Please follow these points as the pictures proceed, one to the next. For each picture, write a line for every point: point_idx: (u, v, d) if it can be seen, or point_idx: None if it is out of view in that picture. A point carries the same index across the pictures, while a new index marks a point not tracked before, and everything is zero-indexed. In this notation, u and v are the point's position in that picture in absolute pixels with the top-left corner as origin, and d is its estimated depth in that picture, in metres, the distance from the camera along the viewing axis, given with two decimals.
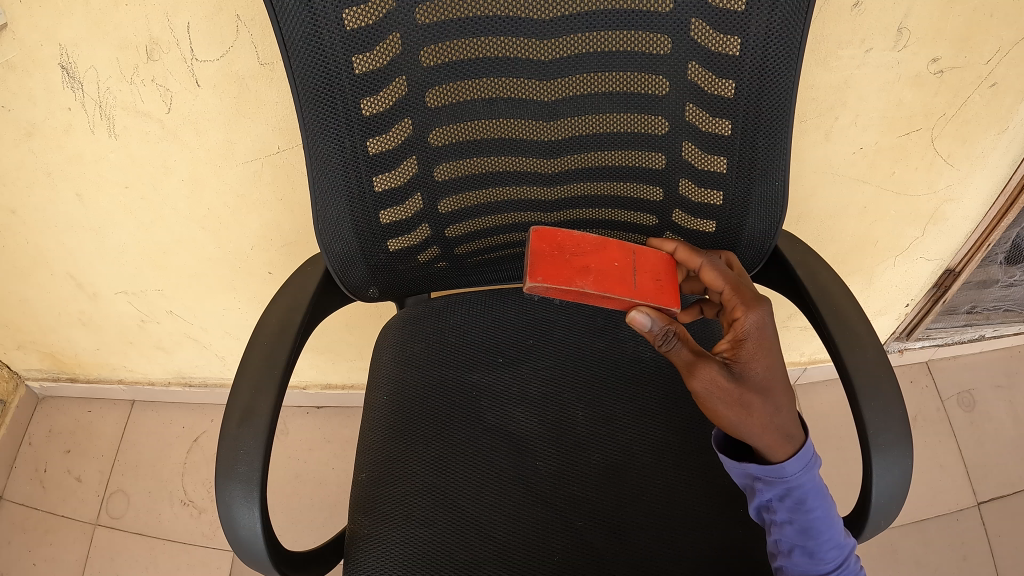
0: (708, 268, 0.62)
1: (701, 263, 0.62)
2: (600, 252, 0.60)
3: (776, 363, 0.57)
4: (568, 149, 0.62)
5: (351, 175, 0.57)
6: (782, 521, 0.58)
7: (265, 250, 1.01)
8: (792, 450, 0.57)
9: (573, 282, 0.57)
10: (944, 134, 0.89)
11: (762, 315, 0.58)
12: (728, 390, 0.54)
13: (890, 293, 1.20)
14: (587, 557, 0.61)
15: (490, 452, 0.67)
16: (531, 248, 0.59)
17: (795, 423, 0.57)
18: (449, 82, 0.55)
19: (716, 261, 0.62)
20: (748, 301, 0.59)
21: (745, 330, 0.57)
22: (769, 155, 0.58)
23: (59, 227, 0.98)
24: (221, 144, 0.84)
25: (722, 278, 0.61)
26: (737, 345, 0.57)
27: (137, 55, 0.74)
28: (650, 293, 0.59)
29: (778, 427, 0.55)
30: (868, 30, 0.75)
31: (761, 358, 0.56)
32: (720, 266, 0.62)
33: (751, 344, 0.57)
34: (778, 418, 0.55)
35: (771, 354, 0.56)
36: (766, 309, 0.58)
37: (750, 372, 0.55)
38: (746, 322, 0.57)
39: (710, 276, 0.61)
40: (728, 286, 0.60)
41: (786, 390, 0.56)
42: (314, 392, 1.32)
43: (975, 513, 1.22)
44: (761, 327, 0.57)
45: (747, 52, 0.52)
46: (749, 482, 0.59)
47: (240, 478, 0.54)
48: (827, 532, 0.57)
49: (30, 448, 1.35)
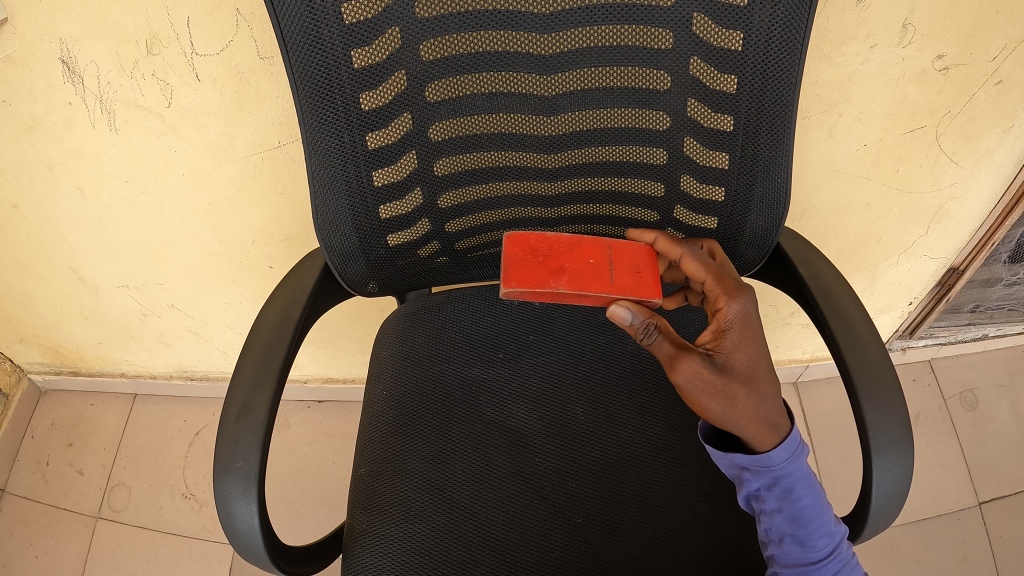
0: (688, 258, 0.61)
1: (681, 253, 0.62)
2: (575, 251, 0.60)
3: (759, 352, 0.56)
4: (568, 144, 0.61)
5: (351, 170, 0.57)
6: (771, 510, 0.58)
7: (266, 244, 1.01)
8: (778, 439, 0.56)
9: (548, 284, 0.58)
10: (949, 132, 0.88)
11: (745, 305, 0.57)
12: (712, 382, 0.54)
13: (893, 291, 1.20)
14: (585, 554, 0.61)
15: (489, 447, 0.66)
16: (505, 254, 0.60)
17: (780, 412, 0.56)
18: (449, 76, 0.55)
19: (696, 251, 0.62)
20: (731, 290, 0.58)
21: (727, 321, 0.57)
22: (771, 151, 0.57)
23: (60, 221, 0.98)
24: (220, 138, 0.83)
25: (705, 267, 0.61)
26: (720, 336, 0.57)
27: (137, 49, 0.74)
28: (629, 286, 0.59)
29: (763, 416, 0.55)
30: (872, 26, 0.75)
31: (744, 348, 0.56)
32: (700, 256, 0.61)
33: (733, 334, 0.56)
34: (763, 409, 0.55)
35: (755, 344, 0.56)
36: (748, 298, 0.58)
37: (732, 362, 0.55)
38: (729, 312, 0.57)
39: (691, 267, 0.61)
40: (711, 276, 0.60)
41: (770, 379, 0.56)
42: (315, 385, 1.33)
43: (976, 513, 1.21)
44: (745, 316, 0.57)
45: (750, 46, 0.51)
46: (737, 472, 0.59)
47: (239, 473, 0.54)
48: (817, 520, 0.58)
49: (32, 442, 1.35)
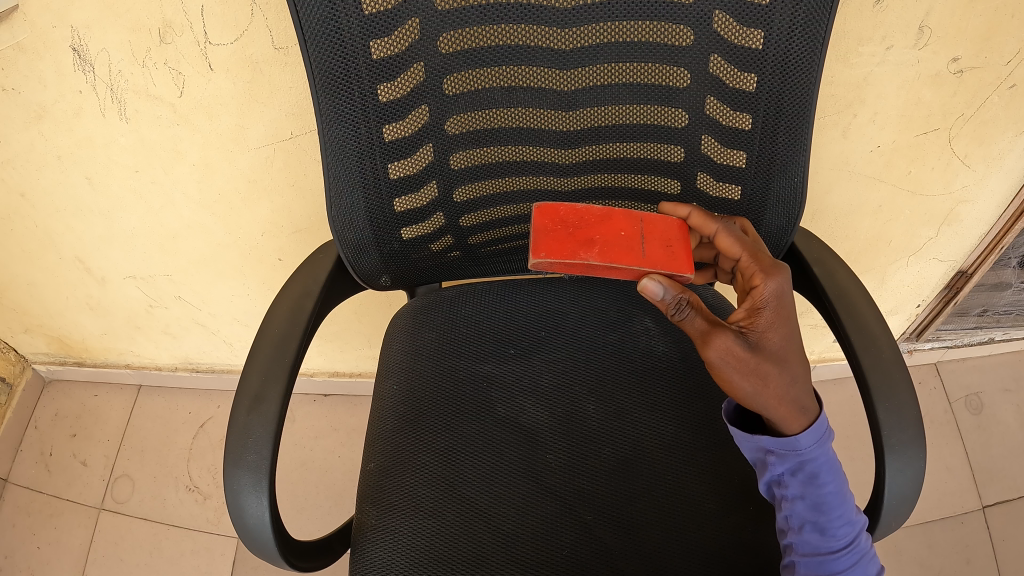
0: (723, 234, 0.60)
1: (716, 229, 0.60)
2: (605, 223, 0.59)
3: (791, 332, 0.56)
4: (586, 140, 0.61)
5: (367, 161, 0.57)
6: (793, 495, 0.59)
7: (276, 237, 1.01)
8: (807, 422, 0.57)
9: (578, 256, 0.57)
10: (962, 134, 0.88)
11: (781, 283, 0.57)
12: (745, 361, 0.54)
13: (902, 293, 1.19)
14: (595, 552, 0.60)
15: (501, 444, 0.66)
16: (533, 224, 0.59)
17: (809, 396, 0.56)
18: (469, 69, 0.54)
19: (732, 228, 0.60)
20: (767, 268, 0.57)
21: (762, 299, 0.56)
22: (789, 151, 0.57)
23: (68, 211, 0.98)
24: (232, 129, 0.83)
25: (741, 244, 0.59)
26: (754, 314, 0.56)
27: (149, 38, 0.73)
28: (660, 260, 0.58)
29: (794, 397, 0.55)
30: (889, 27, 0.74)
31: (777, 328, 0.56)
32: (735, 232, 0.60)
33: (768, 313, 0.56)
34: (793, 389, 0.55)
35: (788, 324, 0.56)
36: (783, 277, 0.57)
37: (766, 342, 0.55)
38: (765, 290, 0.56)
39: (726, 243, 0.59)
40: (746, 253, 0.58)
41: (800, 361, 0.56)
42: (321, 379, 1.32)
43: (980, 516, 1.21)
44: (779, 295, 0.57)
45: (771, 45, 0.51)
46: (761, 456, 0.60)
47: (250, 466, 0.54)
48: (838, 508, 0.58)
49: (36, 431, 1.35)
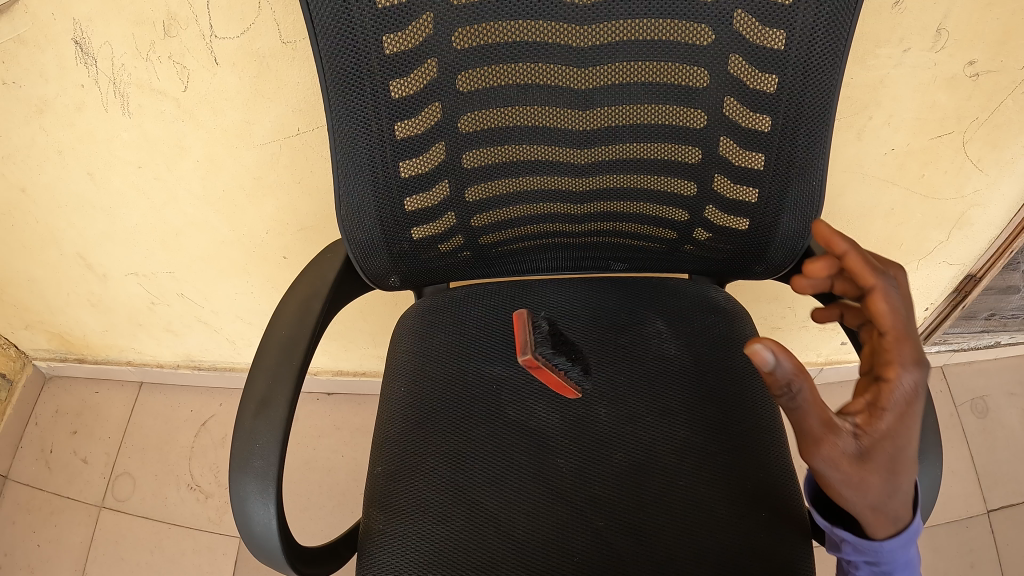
0: (882, 298, 0.48)
1: (874, 286, 0.48)
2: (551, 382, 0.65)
3: (911, 438, 0.45)
4: (601, 140, 0.60)
5: (377, 159, 0.56)
6: (848, 540, 0.52)
7: (280, 235, 0.99)
8: (895, 529, 0.49)
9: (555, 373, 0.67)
10: (976, 138, 0.86)
11: (919, 380, 0.45)
12: (851, 475, 0.44)
13: (911, 296, 1.18)
14: (607, 558, 0.59)
15: (510, 448, 0.65)
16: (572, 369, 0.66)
17: (907, 505, 0.48)
18: (483, 66, 0.53)
19: (892, 289, 0.48)
20: (908, 360, 0.45)
21: (892, 399, 0.44)
22: (808, 152, 0.56)
23: (69, 206, 0.97)
24: (238, 124, 0.82)
25: (895, 314, 0.47)
26: (875, 413, 0.44)
27: (153, 31, 0.72)
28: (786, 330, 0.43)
29: (891, 509, 0.47)
30: (906, 29, 0.73)
31: (900, 433, 0.44)
32: (896, 299, 0.48)
33: (892, 418, 0.44)
34: (892, 501, 0.46)
35: (911, 428, 0.45)
36: (924, 374, 0.45)
37: (880, 450, 0.44)
38: (898, 388, 0.44)
39: (881, 308, 0.47)
40: (895, 333, 0.47)
41: (912, 473, 0.46)
42: (325, 378, 1.31)
43: (985, 521, 1.20)
44: (913, 395, 0.45)
45: (793, 45, 0.50)
46: None
47: (256, 473, 0.52)
48: (898, 555, 0.50)
49: (36, 428, 1.34)
